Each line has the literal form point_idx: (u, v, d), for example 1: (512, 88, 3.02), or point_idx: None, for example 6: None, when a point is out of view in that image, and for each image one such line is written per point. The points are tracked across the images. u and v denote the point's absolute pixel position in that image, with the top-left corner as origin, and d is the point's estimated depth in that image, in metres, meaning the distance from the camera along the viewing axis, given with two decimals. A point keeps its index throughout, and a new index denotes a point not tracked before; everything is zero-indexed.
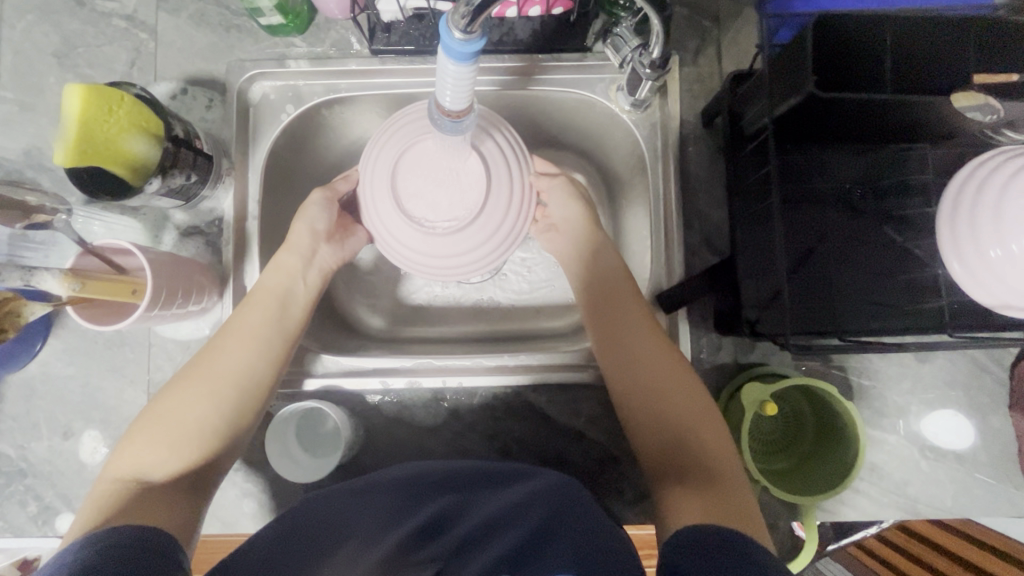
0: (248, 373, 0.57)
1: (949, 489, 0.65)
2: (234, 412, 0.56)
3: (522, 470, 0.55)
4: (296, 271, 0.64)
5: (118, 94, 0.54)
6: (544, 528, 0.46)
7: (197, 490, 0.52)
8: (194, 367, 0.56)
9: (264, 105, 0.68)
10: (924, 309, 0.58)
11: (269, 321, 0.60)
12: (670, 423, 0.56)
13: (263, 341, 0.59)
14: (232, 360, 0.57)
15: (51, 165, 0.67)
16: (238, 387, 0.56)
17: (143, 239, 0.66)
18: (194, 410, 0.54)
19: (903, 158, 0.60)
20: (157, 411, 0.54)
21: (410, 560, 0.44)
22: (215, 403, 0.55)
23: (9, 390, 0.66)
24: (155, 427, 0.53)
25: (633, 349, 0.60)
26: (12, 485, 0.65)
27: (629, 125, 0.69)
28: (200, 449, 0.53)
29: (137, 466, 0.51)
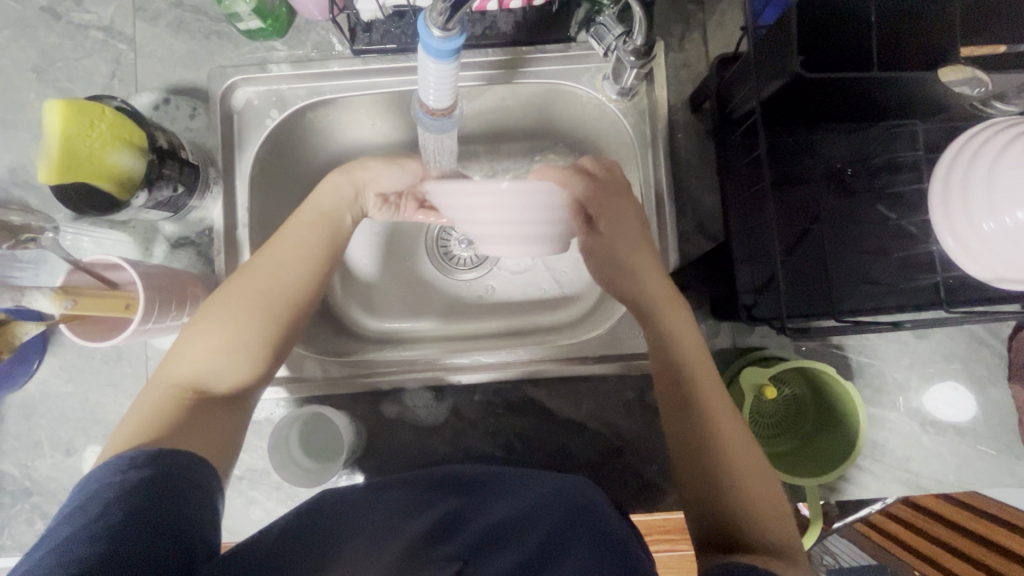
0: (300, 290, 0.57)
1: (951, 463, 0.66)
2: (288, 326, 0.56)
3: (537, 474, 0.55)
4: (347, 199, 0.63)
5: (99, 107, 0.53)
6: (556, 534, 0.45)
7: (247, 404, 0.53)
8: (245, 276, 0.55)
9: (247, 111, 0.68)
10: (919, 286, 0.58)
11: (316, 242, 0.59)
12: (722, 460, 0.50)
13: (312, 259, 0.58)
14: (285, 274, 0.56)
15: (38, 182, 0.66)
16: (290, 299, 0.56)
17: (134, 252, 0.66)
18: (248, 322, 0.53)
19: (895, 134, 0.59)
20: (209, 313, 0.53)
21: (428, 557, 0.42)
22: (269, 316, 0.54)
23: (9, 410, 0.66)
24: (205, 330, 0.51)
25: (693, 370, 0.54)
26: (18, 503, 0.65)
27: (617, 114, 0.68)
28: (253, 363, 0.53)
29: (191, 373, 0.50)
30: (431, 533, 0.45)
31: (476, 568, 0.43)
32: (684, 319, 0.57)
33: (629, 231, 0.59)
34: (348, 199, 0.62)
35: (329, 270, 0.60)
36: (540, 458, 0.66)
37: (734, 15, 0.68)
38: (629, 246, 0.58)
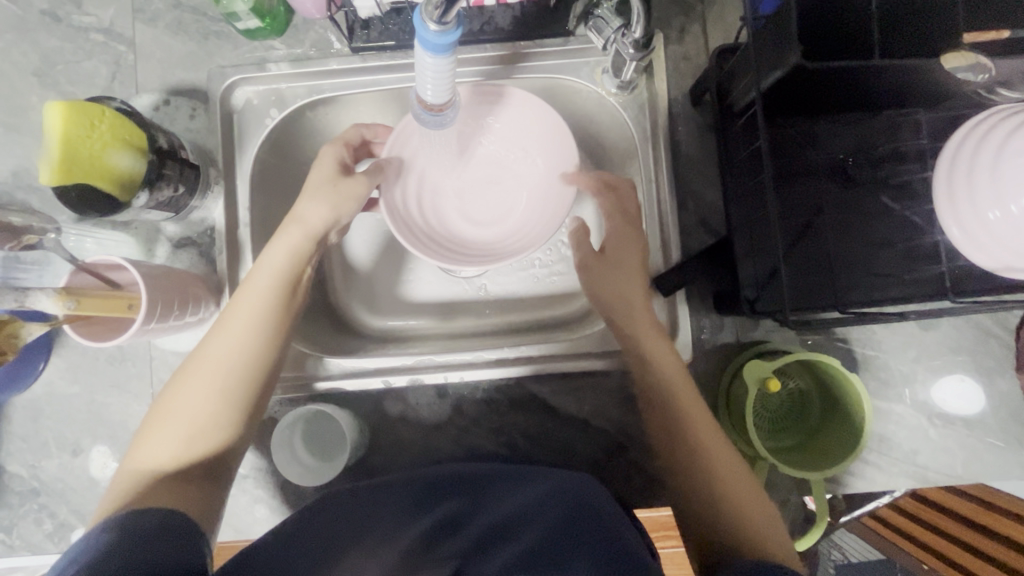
0: (252, 356, 0.54)
1: (960, 456, 0.65)
2: (248, 391, 0.53)
3: (539, 470, 0.55)
4: (303, 252, 0.58)
5: (100, 108, 0.54)
6: (561, 530, 0.45)
7: (221, 476, 0.51)
8: (198, 355, 0.53)
9: (247, 110, 0.68)
10: (925, 276, 0.57)
11: (266, 299, 0.55)
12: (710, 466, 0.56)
13: (262, 316, 0.55)
14: (231, 341, 0.53)
15: (41, 185, 0.67)
16: (247, 366, 0.53)
17: (137, 253, 0.66)
18: (202, 400, 0.51)
19: (898, 124, 0.59)
20: (166, 401, 0.51)
21: (429, 557, 0.43)
22: (222, 388, 0.52)
23: (16, 411, 0.66)
24: (164, 416, 0.50)
25: (677, 394, 0.58)
26: (26, 504, 0.65)
27: (616, 108, 0.68)
28: (216, 435, 0.51)
29: (152, 457, 0.49)
30: (430, 537, 0.45)
31: (473, 567, 0.42)
32: (665, 352, 0.59)
33: (621, 262, 0.62)
34: (301, 251, 0.58)
35: (285, 327, 0.57)
36: (543, 454, 0.66)
37: (733, 6, 0.67)
38: (621, 275, 0.62)
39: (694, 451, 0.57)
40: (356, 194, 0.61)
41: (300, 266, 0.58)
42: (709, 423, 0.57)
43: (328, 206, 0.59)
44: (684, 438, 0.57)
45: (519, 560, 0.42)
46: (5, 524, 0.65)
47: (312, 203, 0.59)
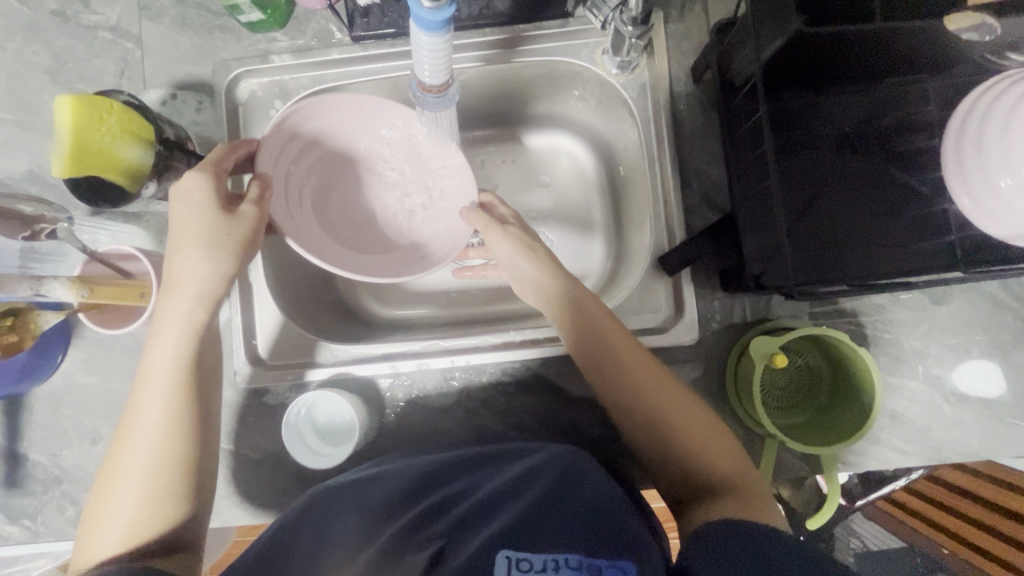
0: (166, 437, 0.49)
1: (975, 431, 0.64)
2: (175, 469, 0.48)
3: (523, 449, 0.55)
4: (197, 320, 0.51)
5: (107, 102, 0.55)
6: (548, 498, 0.46)
7: (181, 544, 0.47)
8: (115, 455, 0.48)
9: (253, 102, 0.69)
10: (934, 247, 0.56)
11: (170, 385, 0.50)
12: (670, 435, 0.54)
13: (168, 398, 0.49)
14: (144, 434, 0.48)
15: (55, 181, 0.68)
16: (160, 447, 0.48)
17: (148, 245, 0.67)
18: (131, 500, 0.47)
19: (904, 93, 0.58)
20: (95, 506, 0.47)
21: (413, 542, 0.44)
22: (149, 482, 0.47)
23: (36, 401, 0.68)
24: (98, 519, 0.47)
25: (627, 376, 0.56)
26: (49, 491, 0.67)
27: (618, 89, 0.68)
28: (151, 520, 0.47)
29: (88, 555, 0.46)
30: (419, 518, 0.47)
31: (453, 550, 0.42)
32: (647, 371, 0.56)
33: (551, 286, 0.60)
34: (195, 323, 0.51)
35: (196, 396, 0.51)
36: (550, 436, 0.66)
37: None
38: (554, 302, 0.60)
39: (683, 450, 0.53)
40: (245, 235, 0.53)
41: (199, 337, 0.52)
42: (699, 417, 0.54)
43: (216, 263, 0.51)
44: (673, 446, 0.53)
45: (504, 529, 0.43)
46: (29, 511, 0.67)
47: (198, 262, 0.51)
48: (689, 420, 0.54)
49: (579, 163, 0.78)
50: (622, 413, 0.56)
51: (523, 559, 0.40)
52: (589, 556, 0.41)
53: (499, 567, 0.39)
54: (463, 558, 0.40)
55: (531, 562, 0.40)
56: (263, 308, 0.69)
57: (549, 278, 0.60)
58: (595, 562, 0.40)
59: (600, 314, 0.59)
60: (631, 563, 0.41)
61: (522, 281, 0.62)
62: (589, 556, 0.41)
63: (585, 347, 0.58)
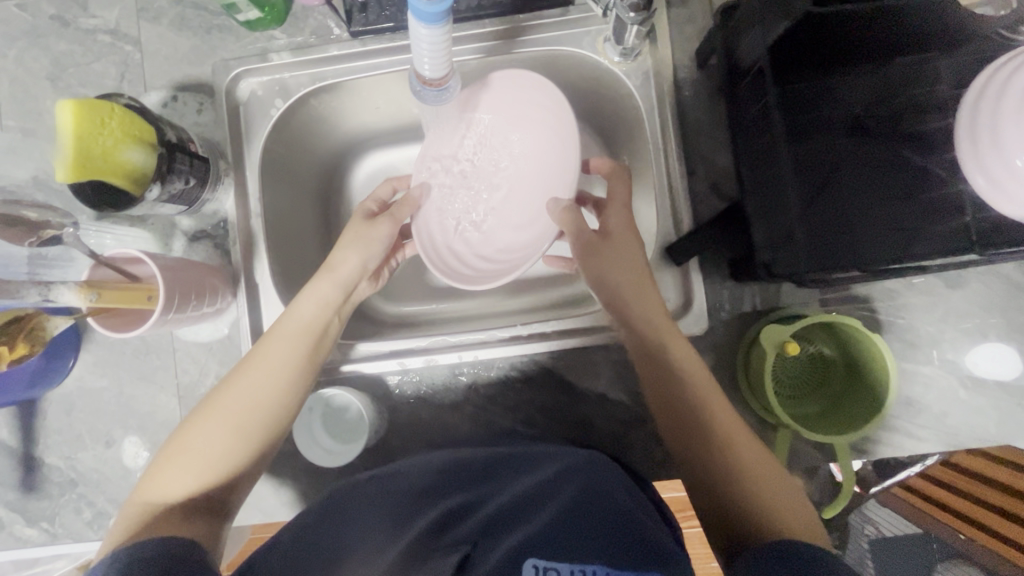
0: (272, 393, 0.55)
1: (992, 416, 0.63)
2: (269, 420, 0.54)
3: (549, 450, 0.55)
4: (331, 300, 0.61)
5: (108, 106, 0.55)
6: (568, 513, 0.45)
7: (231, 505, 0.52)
8: (220, 394, 0.54)
9: (253, 102, 0.68)
10: (950, 229, 0.54)
11: (293, 344, 0.57)
12: (713, 436, 0.54)
13: (281, 369, 0.56)
14: (242, 399, 0.54)
15: (60, 187, 0.69)
16: (267, 397, 0.54)
17: (154, 248, 0.67)
18: (216, 445, 0.52)
19: (915, 71, 0.56)
20: (183, 439, 0.52)
21: (437, 545, 0.43)
22: (228, 448, 0.52)
23: (50, 405, 0.69)
24: (178, 454, 0.51)
25: (676, 372, 0.56)
26: (66, 493, 0.68)
27: (621, 77, 0.66)
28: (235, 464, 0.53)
29: (162, 488, 0.50)
30: (442, 522, 0.46)
31: (483, 550, 0.43)
32: (703, 374, 0.56)
33: (625, 249, 0.60)
34: (328, 300, 0.60)
35: (311, 367, 0.58)
36: (561, 429, 0.66)
37: None
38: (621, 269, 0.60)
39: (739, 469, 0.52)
40: (379, 237, 0.64)
41: (327, 315, 0.60)
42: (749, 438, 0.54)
43: (358, 262, 0.63)
44: (726, 466, 0.52)
45: (531, 538, 0.43)
46: (46, 514, 0.68)
47: (353, 257, 0.63)
48: (733, 423, 0.54)
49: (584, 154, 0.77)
50: (670, 411, 0.56)
51: (550, 569, 0.40)
52: (615, 569, 0.41)
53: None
54: (490, 566, 0.40)
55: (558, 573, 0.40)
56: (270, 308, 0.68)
57: (613, 264, 0.60)
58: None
59: (654, 305, 0.58)
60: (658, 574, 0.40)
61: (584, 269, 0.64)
62: (616, 568, 0.41)
63: (644, 346, 0.58)
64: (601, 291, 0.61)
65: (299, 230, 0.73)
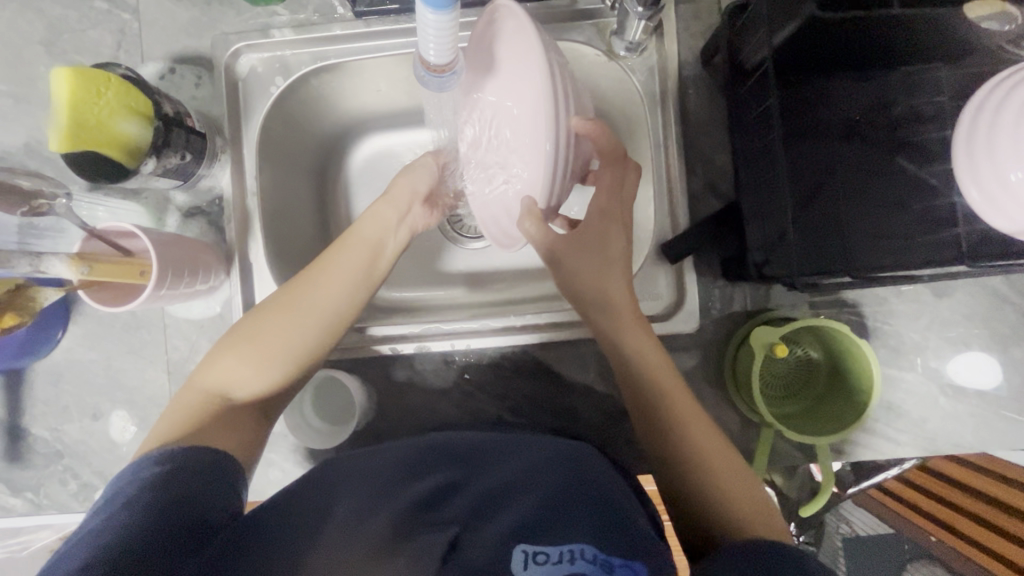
0: (337, 315, 0.57)
1: (970, 424, 0.64)
2: (330, 333, 0.57)
3: (528, 438, 0.55)
4: (388, 221, 0.63)
5: (105, 75, 0.54)
6: (548, 503, 0.46)
7: (270, 411, 0.55)
8: (298, 293, 0.57)
9: (252, 78, 0.67)
10: (940, 240, 0.55)
11: (359, 268, 0.60)
12: (679, 436, 0.55)
13: (351, 286, 0.59)
14: (322, 301, 0.57)
15: (51, 155, 0.67)
16: (331, 320, 0.57)
17: (147, 222, 0.67)
18: (283, 347, 0.55)
19: (916, 82, 0.57)
20: (253, 325, 0.55)
21: (426, 520, 0.42)
22: (304, 339, 0.55)
23: (36, 376, 0.68)
24: (245, 342, 0.54)
25: (650, 379, 0.56)
26: (52, 465, 0.68)
27: (625, 72, 0.66)
28: (296, 368, 0.55)
29: (224, 380, 0.53)
30: (423, 502, 0.44)
31: (473, 531, 0.42)
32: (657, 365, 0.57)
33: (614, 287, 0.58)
34: (386, 223, 0.63)
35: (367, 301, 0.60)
36: (549, 419, 0.67)
37: None
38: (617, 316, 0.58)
39: (701, 466, 0.54)
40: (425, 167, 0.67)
41: (383, 239, 0.63)
42: (711, 436, 0.55)
43: (421, 178, 0.66)
44: (688, 464, 0.54)
45: (519, 524, 0.43)
46: (31, 484, 0.68)
47: (406, 178, 0.65)
48: (696, 423, 0.55)
49: None
50: (645, 416, 0.57)
51: (539, 552, 0.41)
52: (603, 552, 0.41)
53: (517, 561, 0.40)
54: (478, 551, 0.40)
55: (547, 556, 0.40)
56: (263, 289, 0.67)
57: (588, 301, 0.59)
58: (609, 560, 0.41)
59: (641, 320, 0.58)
60: (641, 565, 0.41)
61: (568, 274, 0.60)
62: (603, 551, 0.41)
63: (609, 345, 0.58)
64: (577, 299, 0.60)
65: (294, 212, 0.72)
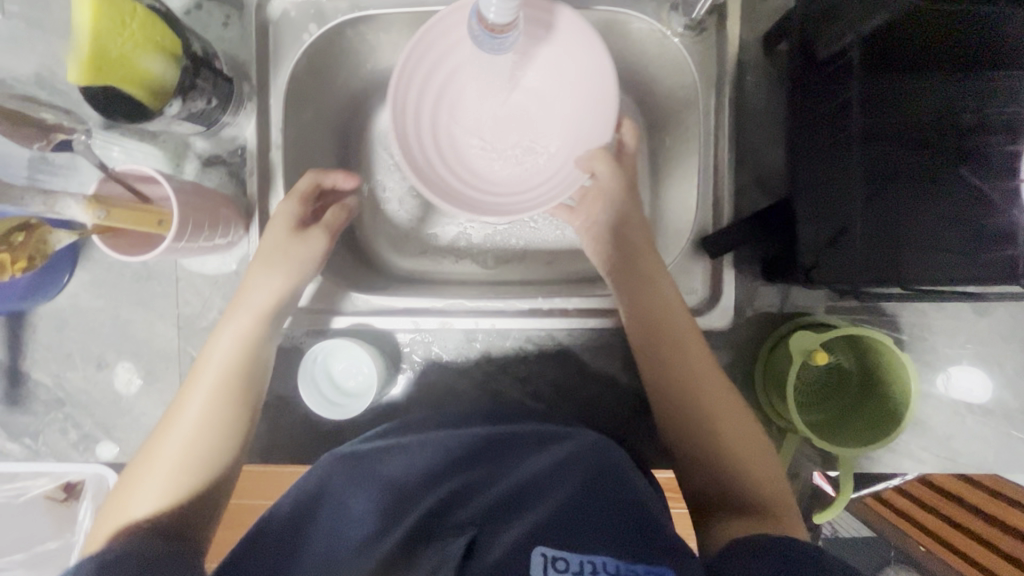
0: (230, 389, 0.52)
1: (993, 445, 0.63)
2: (228, 415, 0.52)
3: (555, 429, 0.53)
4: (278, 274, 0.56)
5: (130, 5, 0.50)
6: (573, 503, 0.44)
7: (198, 519, 0.48)
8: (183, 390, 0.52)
9: (284, 22, 0.63)
10: (994, 258, 0.53)
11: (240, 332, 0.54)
12: (711, 427, 0.54)
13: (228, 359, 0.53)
14: (205, 382, 0.52)
15: (64, 87, 0.63)
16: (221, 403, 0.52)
17: (165, 167, 0.63)
18: (179, 452, 0.50)
19: (994, 88, 0.54)
20: (149, 448, 0.51)
21: (434, 541, 0.42)
22: (201, 426, 0.51)
23: (39, 320, 0.66)
24: (145, 470, 0.49)
25: (687, 374, 0.55)
26: (52, 412, 0.66)
27: (681, 51, 0.62)
28: (204, 466, 0.50)
29: (125, 511, 0.47)
30: (443, 505, 0.45)
31: (487, 537, 0.42)
32: (693, 347, 0.56)
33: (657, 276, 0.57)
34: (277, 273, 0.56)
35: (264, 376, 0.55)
36: (568, 407, 0.65)
37: None
38: (660, 303, 0.56)
39: (725, 451, 0.53)
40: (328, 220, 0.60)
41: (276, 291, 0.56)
42: (736, 413, 0.54)
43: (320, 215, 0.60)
44: (708, 450, 0.53)
45: (541, 526, 0.42)
46: (31, 430, 0.66)
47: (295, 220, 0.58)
48: (726, 413, 0.54)
49: None
50: (667, 411, 0.56)
51: (558, 559, 0.40)
52: (625, 563, 0.40)
53: (536, 566, 0.39)
54: (496, 555, 0.40)
55: (568, 563, 0.40)
56: None
57: (628, 286, 0.58)
58: (633, 570, 0.39)
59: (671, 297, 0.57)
60: (667, 570, 0.39)
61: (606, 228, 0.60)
62: (626, 561, 0.40)
63: (645, 328, 0.56)
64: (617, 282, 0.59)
65: (319, 171, 0.69)
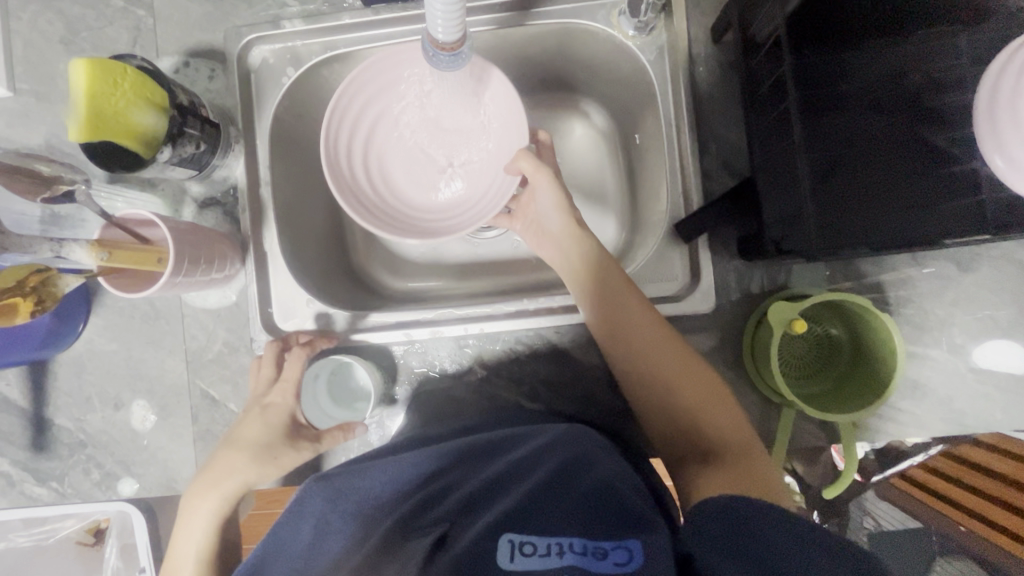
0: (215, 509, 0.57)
1: (999, 402, 0.62)
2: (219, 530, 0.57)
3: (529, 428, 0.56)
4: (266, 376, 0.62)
5: (121, 67, 0.55)
6: (544, 489, 0.46)
7: None
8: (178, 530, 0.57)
9: (264, 69, 0.68)
10: (961, 207, 0.53)
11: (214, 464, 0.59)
12: (677, 400, 0.55)
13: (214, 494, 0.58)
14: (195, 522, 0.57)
15: (70, 150, 0.69)
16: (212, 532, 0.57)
17: (165, 213, 0.68)
18: None
19: (933, 48, 0.56)
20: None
21: (414, 529, 0.44)
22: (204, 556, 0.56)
23: (59, 367, 0.70)
24: None
25: (642, 354, 0.56)
26: (75, 454, 0.69)
27: (634, 51, 0.65)
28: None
29: None
30: (417, 507, 0.45)
31: (459, 531, 0.44)
32: (647, 328, 0.56)
33: (608, 272, 0.58)
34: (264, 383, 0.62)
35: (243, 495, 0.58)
36: (564, 404, 0.66)
37: None
38: (613, 294, 0.57)
39: (694, 417, 0.54)
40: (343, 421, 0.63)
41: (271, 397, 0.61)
42: (696, 379, 0.55)
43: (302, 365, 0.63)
44: (677, 417, 0.55)
45: (508, 513, 0.44)
46: (56, 474, 0.69)
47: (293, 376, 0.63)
48: (689, 384, 0.55)
49: (594, 132, 0.77)
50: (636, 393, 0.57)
51: (526, 542, 0.41)
52: (594, 540, 0.42)
53: (503, 551, 0.41)
54: (463, 545, 0.41)
55: (535, 546, 0.41)
56: (278, 278, 0.67)
57: (583, 282, 0.59)
58: (601, 545, 0.42)
59: (614, 281, 0.58)
60: (635, 542, 0.42)
61: (548, 230, 0.63)
62: (594, 539, 0.42)
63: (602, 316, 0.58)
64: (571, 282, 0.60)
65: (308, 201, 0.73)
